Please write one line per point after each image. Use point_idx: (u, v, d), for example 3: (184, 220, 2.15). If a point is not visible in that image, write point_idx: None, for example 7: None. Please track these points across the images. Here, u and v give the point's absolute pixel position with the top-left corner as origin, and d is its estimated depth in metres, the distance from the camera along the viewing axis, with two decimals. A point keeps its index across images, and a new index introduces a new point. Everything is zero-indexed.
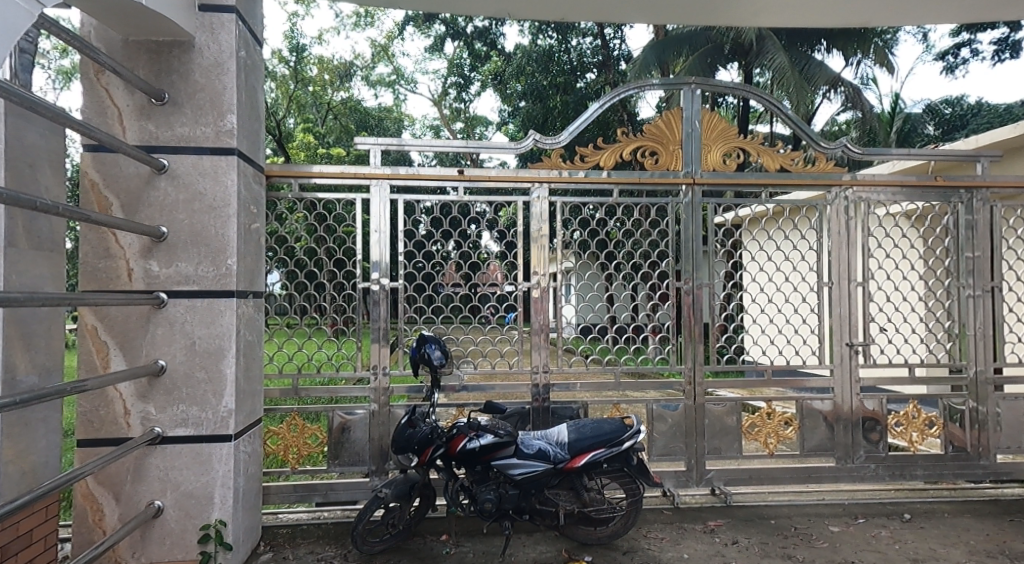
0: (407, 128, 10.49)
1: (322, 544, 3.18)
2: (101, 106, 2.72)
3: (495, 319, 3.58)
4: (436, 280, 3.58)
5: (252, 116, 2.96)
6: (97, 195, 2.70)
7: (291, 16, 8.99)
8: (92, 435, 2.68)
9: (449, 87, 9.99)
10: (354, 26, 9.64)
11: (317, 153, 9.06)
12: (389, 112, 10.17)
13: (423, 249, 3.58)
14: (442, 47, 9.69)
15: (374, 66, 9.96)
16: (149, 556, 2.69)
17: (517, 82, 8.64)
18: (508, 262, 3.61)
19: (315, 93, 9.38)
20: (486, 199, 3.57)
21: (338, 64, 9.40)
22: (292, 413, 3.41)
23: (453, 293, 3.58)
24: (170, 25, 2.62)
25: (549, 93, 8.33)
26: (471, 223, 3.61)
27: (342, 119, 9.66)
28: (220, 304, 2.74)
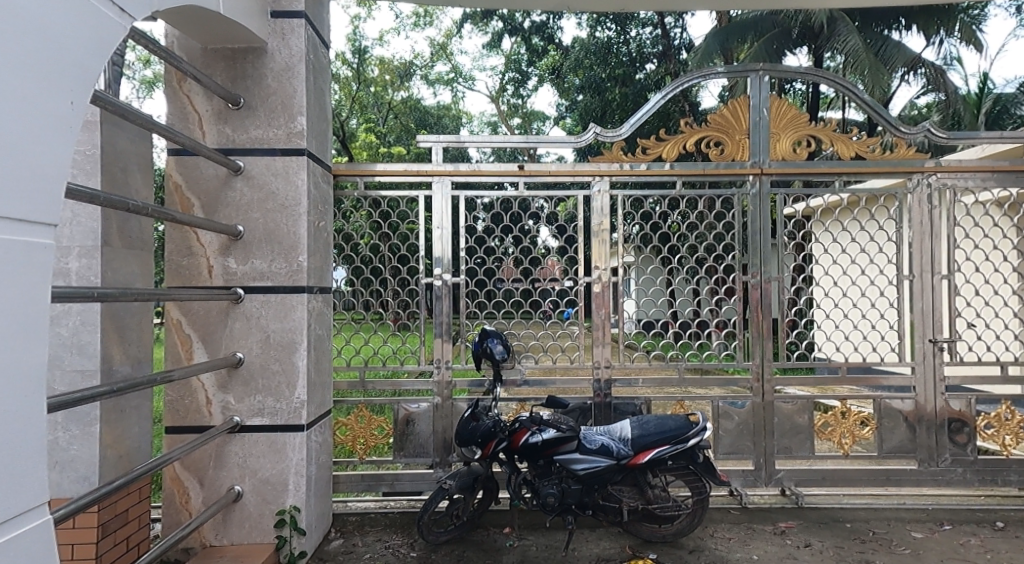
0: (466, 125, 10.62)
1: (389, 533, 3.28)
2: (183, 112, 2.88)
3: (555, 314, 3.58)
4: (497, 275, 3.61)
5: (320, 116, 3.08)
6: (180, 196, 2.86)
7: (353, 19, 9.32)
8: (178, 422, 2.84)
9: (507, 83, 10.04)
10: (413, 26, 9.86)
11: (379, 151, 9.27)
12: (447, 110, 10.32)
13: (483, 244, 3.61)
14: (500, 43, 9.74)
15: (433, 64, 10.15)
16: (231, 538, 2.83)
17: (576, 75, 8.62)
18: (567, 257, 3.61)
19: (376, 93, 9.71)
20: (545, 194, 3.57)
21: (399, 64, 9.68)
22: (360, 405, 3.51)
23: (514, 288, 3.60)
24: (244, 34, 2.73)
25: (608, 86, 8.29)
26: (531, 219, 3.61)
27: (402, 117, 9.76)
28: (292, 299, 2.85)
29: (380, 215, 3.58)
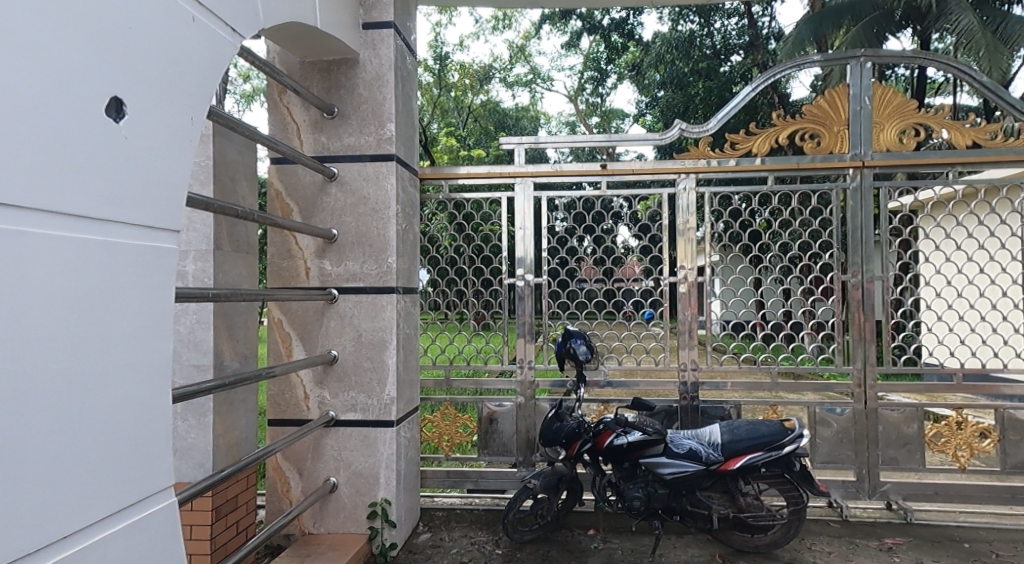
0: (544, 126, 10.90)
1: (475, 529, 3.35)
2: (283, 122, 3.06)
3: (636, 316, 3.52)
4: (579, 275, 3.60)
5: (408, 122, 3.19)
6: (281, 202, 3.03)
7: (435, 26, 9.55)
8: (280, 415, 3.02)
9: (585, 82, 10.02)
10: (493, 30, 9.97)
11: (459, 153, 9.38)
12: (526, 111, 10.62)
13: (566, 244, 3.62)
14: (578, 43, 9.71)
15: (512, 66, 10.34)
16: (328, 527, 2.98)
17: (657, 71, 8.52)
18: (650, 257, 3.56)
19: (457, 98, 9.91)
20: (626, 193, 3.53)
21: (478, 68, 9.92)
22: (445, 403, 3.61)
23: (594, 289, 3.58)
24: (339, 46, 2.86)
25: (690, 81, 8.07)
26: (611, 219, 3.58)
27: (481, 121, 10.29)
28: (383, 299, 2.96)
29: (463, 217, 3.65)
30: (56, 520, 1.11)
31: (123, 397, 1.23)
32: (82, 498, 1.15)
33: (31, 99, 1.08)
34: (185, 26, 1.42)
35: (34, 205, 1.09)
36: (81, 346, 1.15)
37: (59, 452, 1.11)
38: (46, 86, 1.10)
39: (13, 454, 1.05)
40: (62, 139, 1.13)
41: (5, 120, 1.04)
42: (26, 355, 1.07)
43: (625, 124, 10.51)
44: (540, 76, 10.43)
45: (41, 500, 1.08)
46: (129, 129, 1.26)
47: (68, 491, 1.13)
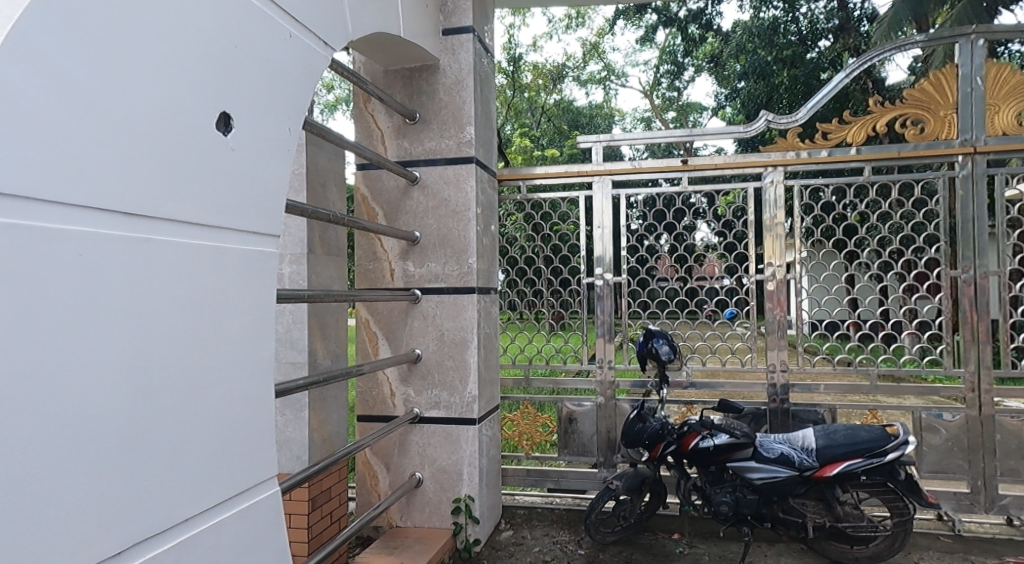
0: (618, 123, 10.72)
1: (557, 529, 3.36)
2: (368, 129, 3.16)
3: (714, 316, 3.44)
4: (658, 273, 3.53)
5: (486, 125, 3.24)
6: (367, 207, 3.14)
7: (508, 29, 9.63)
8: (368, 411, 3.12)
9: (661, 77, 9.83)
10: (565, 29, 9.94)
11: (534, 153, 9.42)
12: (599, 109, 10.51)
13: (644, 243, 3.55)
14: (654, 37, 9.54)
15: (586, 65, 10.27)
16: (414, 521, 3.06)
17: (737, 61, 8.19)
18: (729, 256, 3.45)
19: (531, 98, 9.95)
20: (706, 190, 3.43)
21: (551, 67, 9.93)
22: (524, 402, 3.63)
23: (668, 288, 3.51)
24: (420, 54, 2.94)
25: (774, 69, 7.74)
26: (687, 216, 3.50)
27: (555, 121, 10.24)
28: (463, 299, 3.01)
29: (541, 217, 3.65)
30: (182, 533, 1.09)
31: (236, 404, 1.21)
32: (203, 509, 1.13)
33: (160, 106, 1.04)
34: (285, 41, 1.43)
35: (163, 214, 1.05)
36: (200, 356, 1.12)
37: (185, 465, 1.08)
38: (172, 94, 1.07)
39: (150, 471, 1.01)
40: (185, 143, 1.09)
41: (139, 128, 1.00)
42: (159, 371, 1.03)
43: (703, 118, 10.24)
44: (614, 72, 10.32)
45: (172, 514, 1.06)
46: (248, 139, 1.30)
47: (193, 505, 1.10)
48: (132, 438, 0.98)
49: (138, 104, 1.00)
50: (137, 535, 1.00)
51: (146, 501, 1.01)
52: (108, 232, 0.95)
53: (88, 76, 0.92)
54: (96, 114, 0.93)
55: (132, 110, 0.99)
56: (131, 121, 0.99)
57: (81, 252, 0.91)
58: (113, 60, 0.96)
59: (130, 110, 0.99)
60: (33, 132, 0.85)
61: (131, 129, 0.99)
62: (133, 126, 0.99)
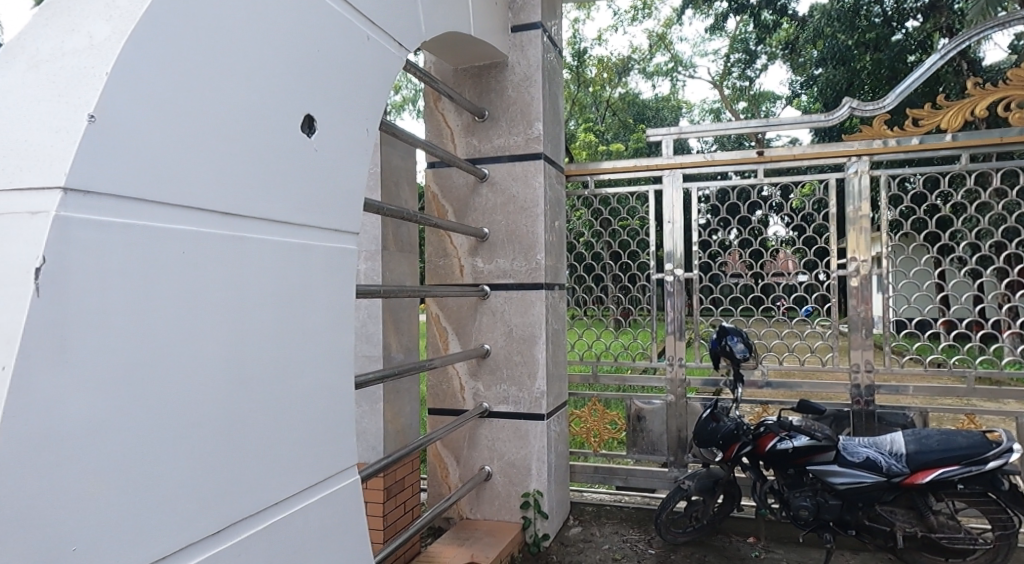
0: (686, 115, 10.47)
1: (626, 527, 3.32)
2: (438, 128, 3.21)
3: (786, 311, 3.32)
4: (731, 269, 3.44)
5: (554, 121, 3.23)
6: (437, 204, 3.19)
7: (573, 23, 9.56)
8: (439, 405, 3.18)
9: (732, 66, 9.52)
10: (631, 21, 9.79)
11: (600, 148, 9.31)
12: (666, 102, 10.30)
13: (716, 237, 3.46)
14: (724, 25, 9.25)
15: (652, 56, 10.08)
16: (483, 513, 3.09)
17: (815, 47, 7.85)
18: (799, 249, 3.33)
19: (596, 93, 9.87)
20: (776, 181, 3.31)
21: (617, 60, 9.79)
22: (592, 398, 3.60)
23: (734, 284, 3.43)
24: (489, 52, 2.96)
25: (856, 54, 7.34)
26: (754, 208, 3.40)
27: (620, 114, 10.18)
28: (531, 296, 3.02)
29: (609, 213, 3.61)
30: (271, 524, 1.11)
31: (316, 398, 1.23)
32: (291, 494, 1.16)
33: (252, 110, 1.07)
34: (361, 44, 1.46)
35: (253, 212, 1.08)
36: (287, 351, 1.15)
37: (273, 457, 1.11)
38: (263, 96, 1.10)
39: (243, 462, 1.04)
40: (274, 145, 1.13)
41: (232, 132, 1.02)
42: (252, 365, 1.06)
43: (776, 107, 9.86)
44: (682, 63, 10.06)
45: (261, 504, 1.08)
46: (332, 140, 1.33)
47: (279, 495, 1.13)
48: (230, 427, 1.01)
49: (233, 105, 1.03)
50: (232, 524, 1.02)
51: (241, 490, 1.03)
52: (207, 230, 0.98)
53: (192, 81, 0.95)
54: (199, 115, 0.96)
55: (229, 111, 1.02)
56: (228, 121, 1.02)
57: (185, 248, 0.94)
58: (213, 64, 0.99)
59: (227, 114, 1.02)
60: (147, 133, 0.87)
61: (226, 131, 1.01)
62: (228, 127, 1.02)
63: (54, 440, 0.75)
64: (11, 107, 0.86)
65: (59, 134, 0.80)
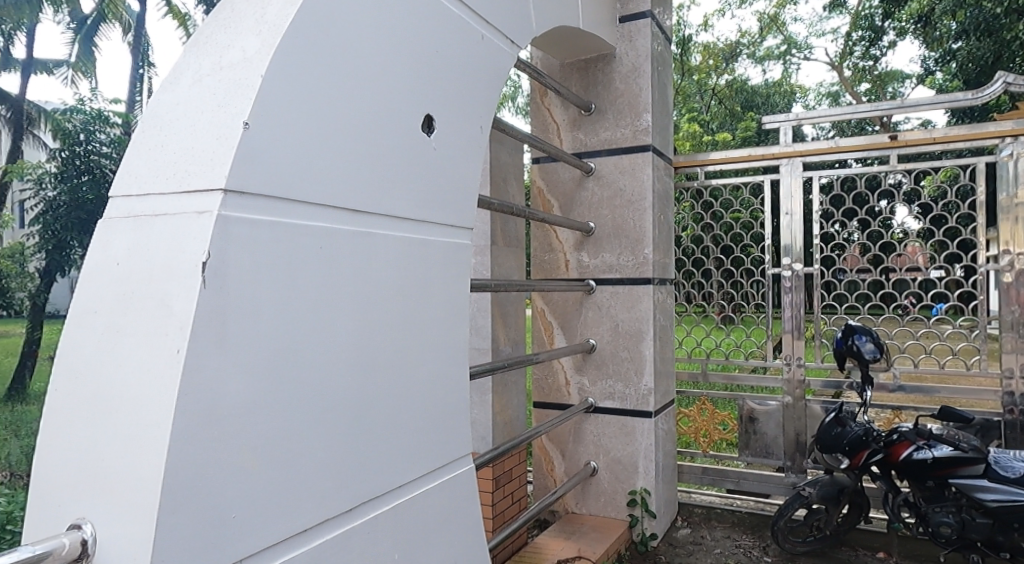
0: (800, 100, 9.87)
1: (738, 532, 3.20)
2: (544, 123, 3.22)
3: (918, 311, 3.07)
4: (855, 264, 3.19)
5: (663, 111, 3.15)
6: (543, 199, 3.20)
7: (678, 9, 9.26)
8: (544, 399, 3.19)
9: (855, 46, 8.85)
10: (740, 3, 9.33)
11: (705, 138, 8.97)
12: (778, 87, 9.76)
13: (840, 229, 3.23)
14: (845, 1, 8.61)
15: (763, 40, 9.57)
16: (589, 509, 3.09)
17: (952, 19, 7.14)
18: (935, 242, 3.06)
19: (700, 81, 9.53)
20: (905, 168, 3.04)
21: (723, 46, 9.39)
22: (702, 397, 3.47)
23: (860, 280, 3.19)
24: (597, 44, 2.93)
25: (1003, 24, 6.55)
26: (882, 199, 3.15)
27: (727, 102, 9.70)
28: (639, 291, 2.96)
29: (720, 205, 3.46)
30: (397, 504, 1.17)
31: (436, 388, 1.27)
32: (413, 478, 1.21)
33: (380, 113, 1.12)
34: (477, 43, 1.50)
35: (379, 209, 1.13)
36: (409, 342, 1.20)
37: (397, 442, 1.16)
38: (387, 98, 1.15)
39: (372, 446, 1.09)
40: (396, 145, 1.17)
41: (359, 133, 1.07)
42: (379, 355, 1.11)
43: (904, 87, 9.05)
44: (796, 45, 9.46)
45: (387, 487, 1.13)
46: (449, 139, 1.36)
47: (402, 478, 1.17)
48: (361, 413, 1.06)
49: (362, 109, 1.08)
50: (363, 504, 1.08)
51: (370, 473, 1.09)
52: (339, 226, 1.04)
53: (326, 88, 1.01)
54: (332, 119, 1.02)
55: (358, 114, 1.07)
56: (357, 124, 1.07)
57: (321, 244, 1.00)
58: (344, 72, 1.04)
59: (357, 117, 1.07)
60: (289, 137, 0.94)
61: (354, 134, 1.06)
62: (358, 128, 1.07)
63: (216, 418, 0.82)
64: (177, 119, 0.95)
65: (220, 140, 0.88)
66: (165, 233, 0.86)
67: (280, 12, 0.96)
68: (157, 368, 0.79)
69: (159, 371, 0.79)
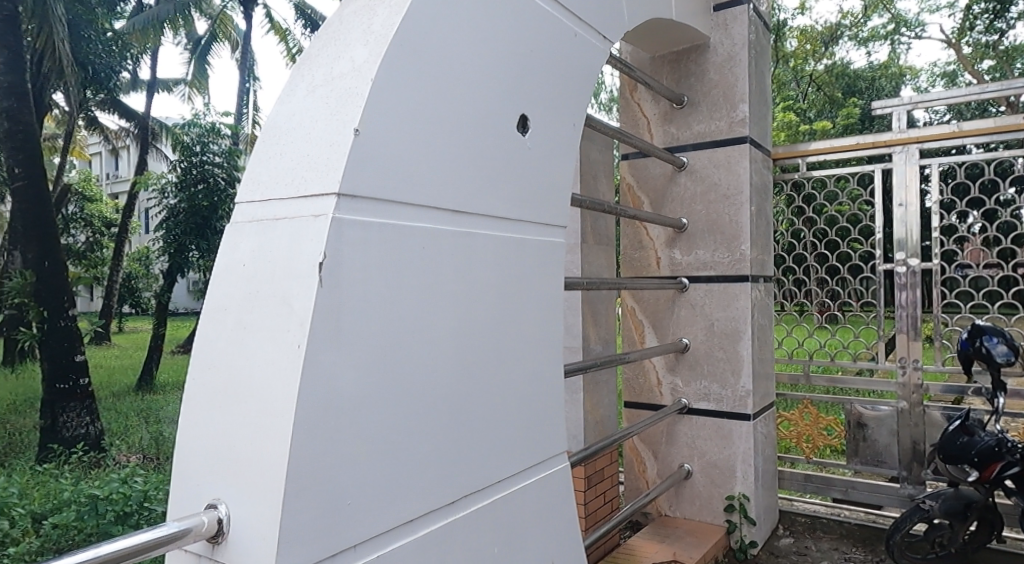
0: (910, 82, 9.19)
1: (848, 544, 3.02)
2: (634, 117, 3.17)
3: None
4: (982, 258, 2.92)
5: (761, 101, 3.02)
6: (633, 195, 3.15)
7: None
8: (635, 398, 3.13)
9: (974, 20, 8.13)
10: None
11: (802, 127, 8.55)
12: (884, 69, 9.14)
13: (963, 221, 2.98)
14: None
15: (867, 20, 8.99)
16: (684, 512, 3.01)
17: None
18: None
19: (796, 67, 9.10)
20: None
21: (823, 29, 8.91)
22: (804, 400, 3.30)
23: (986, 277, 2.91)
24: (691, 35, 2.85)
25: None
26: (1012, 187, 2.92)
27: (827, 88, 9.23)
28: (735, 288, 2.86)
29: (824, 197, 3.26)
30: (498, 498, 1.18)
31: (533, 385, 1.29)
32: (513, 473, 1.22)
33: (477, 116, 1.14)
34: (570, 41, 1.49)
35: (477, 210, 1.15)
36: (507, 338, 1.21)
37: (497, 437, 1.18)
38: (482, 100, 1.17)
39: (473, 442, 1.11)
40: (491, 146, 1.18)
41: (457, 136, 1.10)
42: (479, 351, 1.13)
43: None
44: (905, 23, 8.76)
45: (487, 481, 1.15)
46: (542, 138, 1.36)
47: (501, 473, 1.19)
48: (463, 407, 1.09)
49: (460, 111, 1.10)
50: (465, 496, 1.10)
51: (472, 467, 1.11)
52: (439, 226, 1.06)
53: (426, 93, 1.04)
54: (432, 122, 1.04)
55: (456, 117, 1.10)
56: (455, 125, 1.09)
57: (424, 245, 1.03)
58: (442, 76, 1.07)
59: (455, 119, 1.09)
60: (394, 141, 0.98)
61: (452, 136, 1.09)
62: (456, 130, 1.09)
63: (332, 409, 0.86)
64: (293, 129, 1.01)
65: (332, 146, 0.93)
66: (285, 235, 0.91)
67: (385, 22, 1.00)
68: (281, 361, 0.85)
69: (282, 364, 0.85)
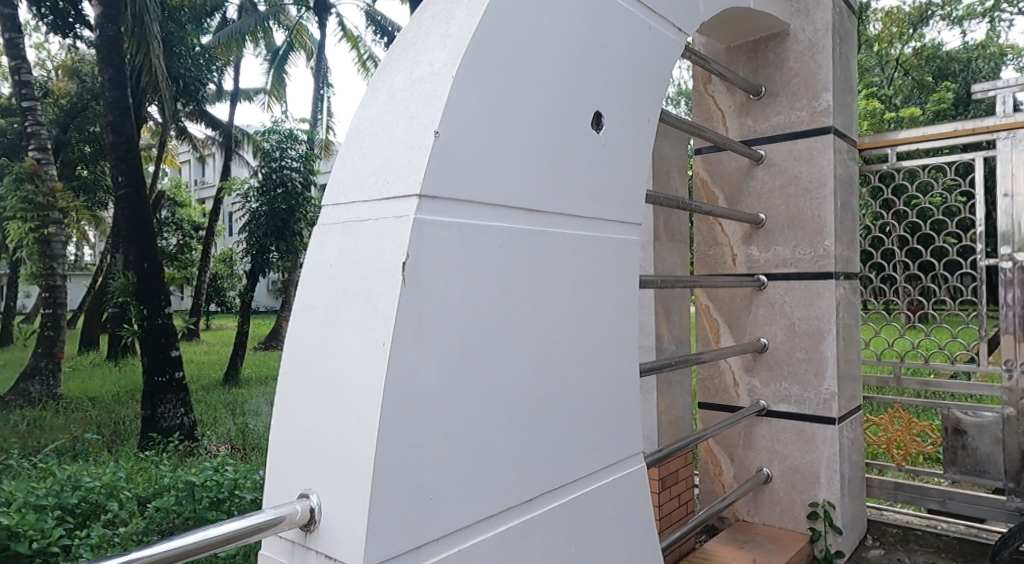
0: (1011, 62, 8.53)
1: (945, 559, 2.84)
2: (708, 111, 3.08)
3: None
4: None
5: (845, 89, 2.87)
6: (706, 190, 3.06)
7: None
8: (710, 399, 3.05)
9: None
10: None
11: (888, 115, 8.10)
12: (981, 50, 8.53)
13: None
14: None
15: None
16: (763, 518, 2.90)
17: None
18: None
19: (881, 52, 8.63)
20: None
21: (911, 10, 8.40)
22: (895, 404, 3.12)
23: None
24: (769, 22, 2.74)
25: None
26: None
27: (915, 73, 8.71)
28: (818, 286, 2.74)
29: (917, 188, 3.08)
30: (573, 498, 1.18)
31: (609, 385, 1.27)
32: (588, 474, 1.22)
33: (553, 115, 1.14)
34: (644, 35, 1.46)
35: (551, 209, 1.15)
36: (584, 337, 1.21)
37: (574, 437, 1.17)
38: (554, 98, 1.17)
39: (551, 439, 1.11)
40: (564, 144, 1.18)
41: (531, 135, 1.10)
42: (556, 349, 1.13)
43: None
44: None
45: (563, 480, 1.15)
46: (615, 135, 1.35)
47: (577, 473, 1.18)
48: (540, 406, 1.09)
49: (534, 111, 1.10)
50: (541, 495, 1.10)
51: (549, 465, 1.11)
52: (516, 226, 1.07)
53: (502, 94, 1.04)
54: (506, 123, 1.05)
55: (530, 117, 1.10)
56: (529, 125, 1.09)
57: (503, 245, 1.04)
58: (516, 76, 1.07)
59: (529, 118, 1.09)
60: (471, 142, 0.99)
61: (526, 136, 1.09)
62: (530, 130, 1.10)
63: (417, 405, 0.88)
64: (373, 134, 1.04)
65: (413, 149, 0.95)
66: (369, 237, 0.94)
67: (462, 26, 1.02)
68: (366, 358, 0.88)
69: (368, 361, 0.87)
